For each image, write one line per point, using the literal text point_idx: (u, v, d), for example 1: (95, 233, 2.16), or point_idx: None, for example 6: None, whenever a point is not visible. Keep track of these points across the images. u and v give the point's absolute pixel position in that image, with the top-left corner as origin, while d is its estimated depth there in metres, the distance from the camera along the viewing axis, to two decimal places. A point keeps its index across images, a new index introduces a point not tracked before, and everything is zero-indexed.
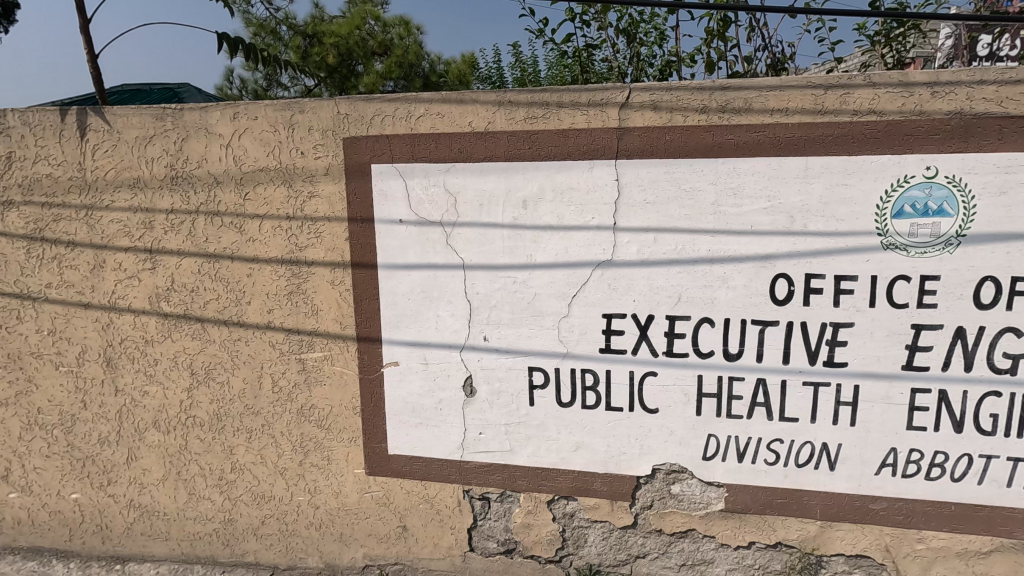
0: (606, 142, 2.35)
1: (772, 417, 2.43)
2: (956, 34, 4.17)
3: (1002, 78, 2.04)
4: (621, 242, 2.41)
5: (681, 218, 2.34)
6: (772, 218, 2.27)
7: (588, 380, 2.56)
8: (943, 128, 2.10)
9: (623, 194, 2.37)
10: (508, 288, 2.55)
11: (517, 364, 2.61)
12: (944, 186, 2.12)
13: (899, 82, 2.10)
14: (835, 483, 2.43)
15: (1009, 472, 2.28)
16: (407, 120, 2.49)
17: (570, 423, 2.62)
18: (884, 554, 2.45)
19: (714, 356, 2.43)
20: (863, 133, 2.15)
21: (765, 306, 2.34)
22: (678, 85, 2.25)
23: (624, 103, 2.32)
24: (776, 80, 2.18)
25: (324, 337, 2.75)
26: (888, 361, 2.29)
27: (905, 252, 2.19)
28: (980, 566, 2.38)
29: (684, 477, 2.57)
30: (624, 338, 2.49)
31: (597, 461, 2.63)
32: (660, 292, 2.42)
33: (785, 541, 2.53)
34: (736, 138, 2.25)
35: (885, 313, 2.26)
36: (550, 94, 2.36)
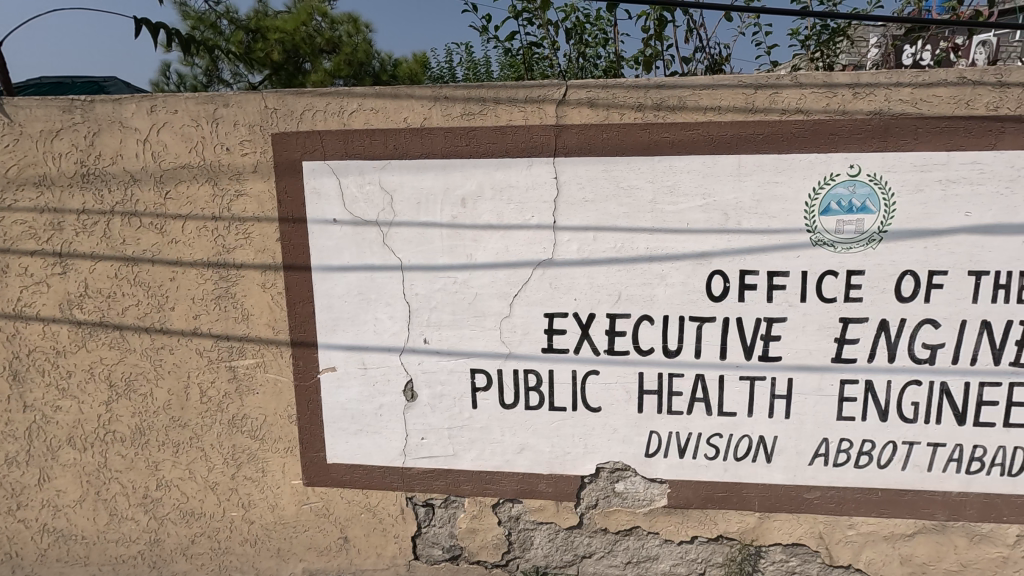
0: (545, 140, 2.33)
1: (711, 412, 2.47)
2: (882, 42, 4.40)
3: (917, 80, 2.13)
4: (561, 240, 2.39)
5: (620, 216, 2.35)
6: (708, 215, 2.30)
7: (531, 381, 2.53)
8: (865, 127, 2.17)
9: (562, 192, 2.35)
10: (448, 288, 2.49)
11: (458, 367, 2.56)
12: (867, 183, 2.20)
13: (823, 83, 2.17)
14: (772, 474, 2.48)
15: (930, 457, 2.38)
16: (339, 115, 2.40)
17: (514, 425, 2.59)
18: (818, 541, 2.52)
19: (654, 353, 2.44)
20: (791, 132, 2.21)
21: (702, 303, 2.37)
22: (614, 82, 2.25)
23: (561, 100, 2.29)
24: (709, 79, 2.21)
25: (256, 343, 2.62)
26: (819, 354, 2.36)
27: (832, 247, 2.26)
28: (906, 549, 2.48)
29: (628, 475, 2.58)
30: (566, 338, 2.47)
31: (542, 463, 2.61)
32: (601, 290, 2.41)
33: (726, 533, 2.57)
34: (672, 136, 2.26)
35: (815, 307, 2.32)
36: (487, 91, 2.32)
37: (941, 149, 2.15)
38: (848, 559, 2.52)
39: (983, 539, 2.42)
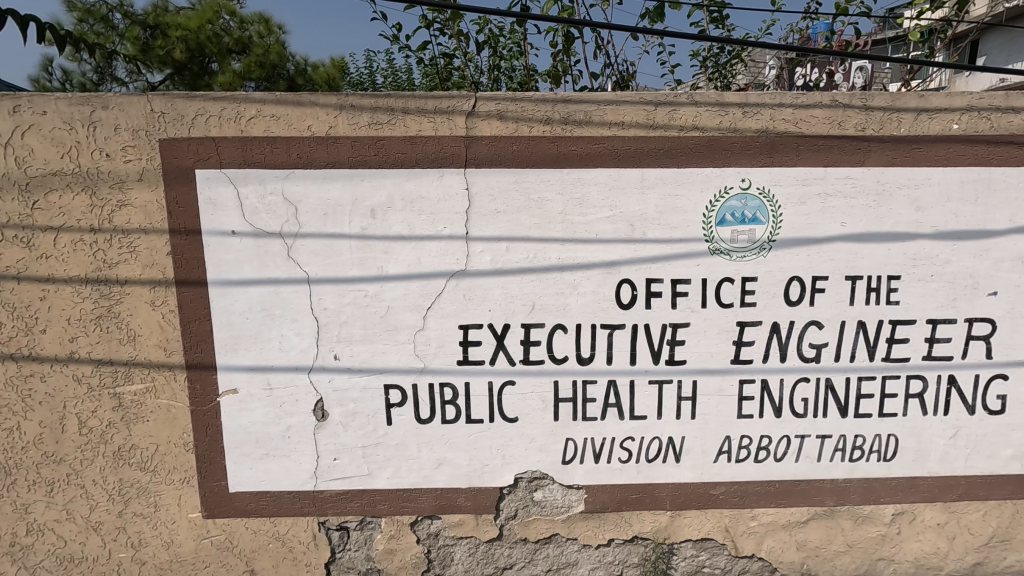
0: (455, 150, 2.31)
1: (623, 417, 2.54)
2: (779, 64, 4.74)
3: (797, 102, 2.32)
4: (474, 251, 2.38)
5: (531, 227, 2.37)
6: (615, 226, 2.38)
7: (447, 394, 2.49)
8: (753, 144, 2.33)
9: (474, 203, 2.35)
10: (358, 302, 2.40)
11: (371, 383, 2.47)
12: (757, 196, 2.37)
13: (716, 102, 2.31)
14: (681, 474, 2.59)
15: (819, 448, 2.58)
16: (236, 121, 2.26)
17: (431, 440, 2.53)
18: (724, 534, 2.65)
19: (568, 361, 2.48)
20: (689, 147, 2.33)
21: (612, 311, 2.44)
22: (523, 96, 2.28)
23: (471, 112, 2.29)
24: (613, 95, 2.29)
25: (144, 366, 2.40)
26: (720, 357, 2.49)
27: (728, 256, 2.41)
28: (801, 534, 2.67)
29: (546, 483, 2.60)
30: (481, 349, 2.46)
31: (460, 476, 2.57)
32: (515, 301, 2.43)
33: (640, 534, 2.65)
34: (579, 149, 2.32)
35: (715, 312, 2.46)
36: (395, 100, 2.27)
37: (819, 165, 2.35)
38: (752, 548, 2.68)
39: (865, 520, 2.65)
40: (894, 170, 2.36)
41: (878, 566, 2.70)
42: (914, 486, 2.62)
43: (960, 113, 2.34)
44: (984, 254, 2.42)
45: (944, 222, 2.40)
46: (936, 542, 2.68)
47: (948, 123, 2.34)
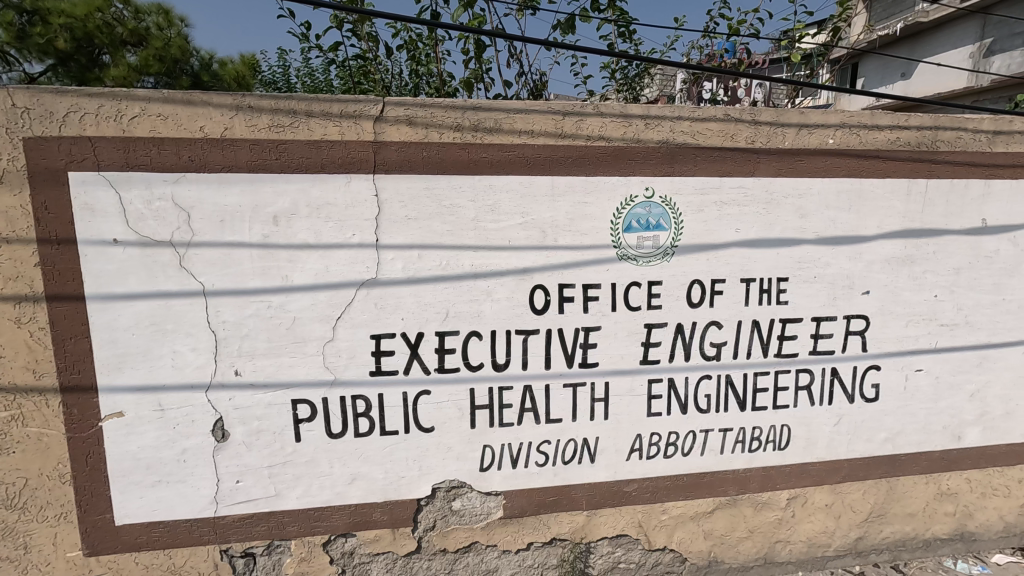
0: (363, 155, 2.25)
1: (539, 421, 2.57)
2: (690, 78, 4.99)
3: (694, 115, 2.46)
4: (385, 259, 2.33)
5: (444, 234, 2.35)
6: (527, 232, 2.41)
7: (359, 406, 2.41)
8: (656, 154, 2.45)
9: (384, 209, 2.30)
10: (261, 313, 2.27)
11: (277, 398, 2.35)
12: (660, 204, 2.48)
13: (620, 113, 2.40)
14: (596, 473, 2.66)
15: (722, 441, 2.74)
16: (116, 120, 2.07)
17: (343, 455, 2.44)
18: (638, 529, 2.75)
19: (484, 368, 2.48)
20: (596, 156, 2.41)
21: (526, 316, 2.47)
22: (432, 102, 2.26)
23: (379, 116, 2.24)
24: (521, 103, 2.32)
25: (9, 392, 2.15)
26: (630, 358, 2.59)
27: (635, 261, 2.50)
28: (707, 524, 2.81)
29: (464, 491, 2.58)
30: (395, 359, 2.41)
31: (375, 491, 2.49)
32: (428, 309, 2.39)
33: (558, 535, 2.69)
34: (490, 156, 2.34)
35: (624, 316, 2.55)
36: (297, 102, 2.18)
37: (715, 175, 2.50)
38: (663, 541, 2.79)
39: (764, 506, 2.84)
40: (781, 180, 2.56)
41: (776, 548, 2.91)
42: (805, 472, 2.84)
43: (834, 129, 2.58)
44: (858, 257, 2.68)
45: (824, 228, 2.63)
46: (825, 522, 2.92)
47: (825, 138, 2.57)
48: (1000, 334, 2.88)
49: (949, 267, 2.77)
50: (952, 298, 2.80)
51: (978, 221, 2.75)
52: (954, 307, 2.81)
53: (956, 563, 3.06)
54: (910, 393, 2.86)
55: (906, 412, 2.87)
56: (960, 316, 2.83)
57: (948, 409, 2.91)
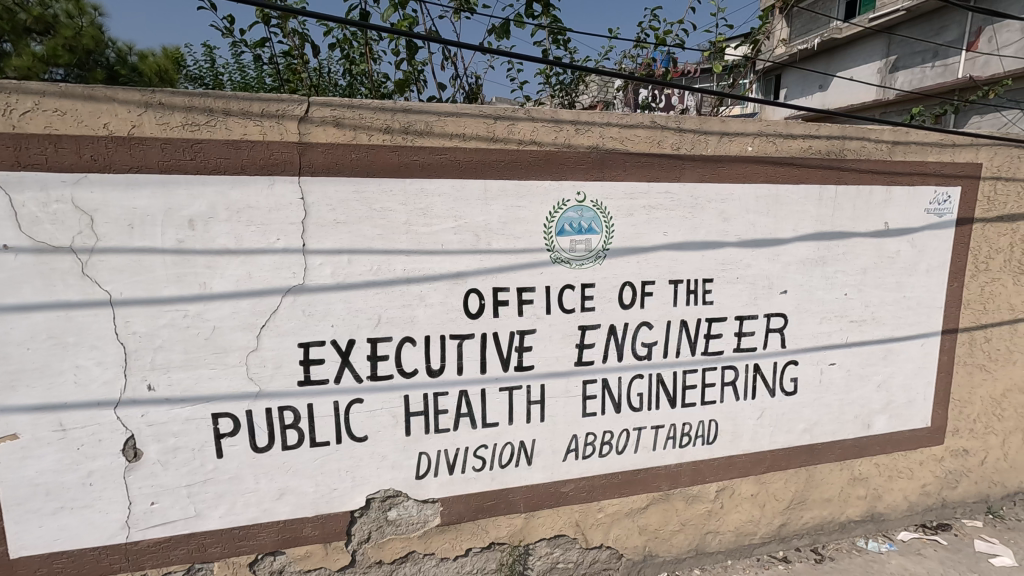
0: (287, 157, 2.16)
1: (475, 425, 2.55)
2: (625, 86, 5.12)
3: (622, 122, 2.52)
4: (312, 264, 2.24)
5: (374, 238, 2.30)
6: (460, 236, 2.39)
7: (287, 418, 2.31)
8: (587, 159, 2.50)
9: (311, 213, 2.22)
10: (176, 323, 2.14)
11: (196, 413, 2.21)
12: (592, 208, 2.53)
13: (551, 119, 2.43)
14: (533, 475, 2.67)
15: (654, 438, 2.82)
16: (5, 115, 1.90)
17: (270, 469, 2.33)
18: (575, 528, 2.78)
19: (418, 374, 2.44)
20: (528, 160, 2.43)
21: (460, 321, 2.45)
22: (360, 103, 2.21)
23: (303, 117, 2.17)
24: (452, 106, 2.31)
25: None
26: (564, 360, 2.62)
27: (568, 264, 2.54)
28: (642, 519, 2.88)
29: (400, 500, 2.53)
30: (325, 367, 2.32)
31: (305, 505, 2.40)
32: (359, 315, 2.33)
33: (497, 539, 2.68)
34: (422, 159, 2.31)
35: (558, 318, 2.57)
36: (213, 100, 2.07)
37: (644, 180, 2.58)
38: (600, 539, 2.84)
39: (695, 499, 2.95)
40: (705, 186, 2.67)
41: (707, 539, 3.02)
42: (732, 464, 2.97)
43: (753, 137, 2.71)
44: (776, 258, 2.83)
45: (745, 231, 2.76)
46: (751, 511, 3.07)
47: (745, 146, 2.70)
48: (902, 328, 3.13)
49: (856, 267, 2.98)
50: (860, 296, 3.01)
51: (881, 224, 2.98)
52: (861, 304, 3.03)
53: (867, 542, 3.29)
54: (825, 385, 3.05)
55: (822, 404, 3.06)
56: (867, 312, 3.05)
57: (859, 399, 3.12)
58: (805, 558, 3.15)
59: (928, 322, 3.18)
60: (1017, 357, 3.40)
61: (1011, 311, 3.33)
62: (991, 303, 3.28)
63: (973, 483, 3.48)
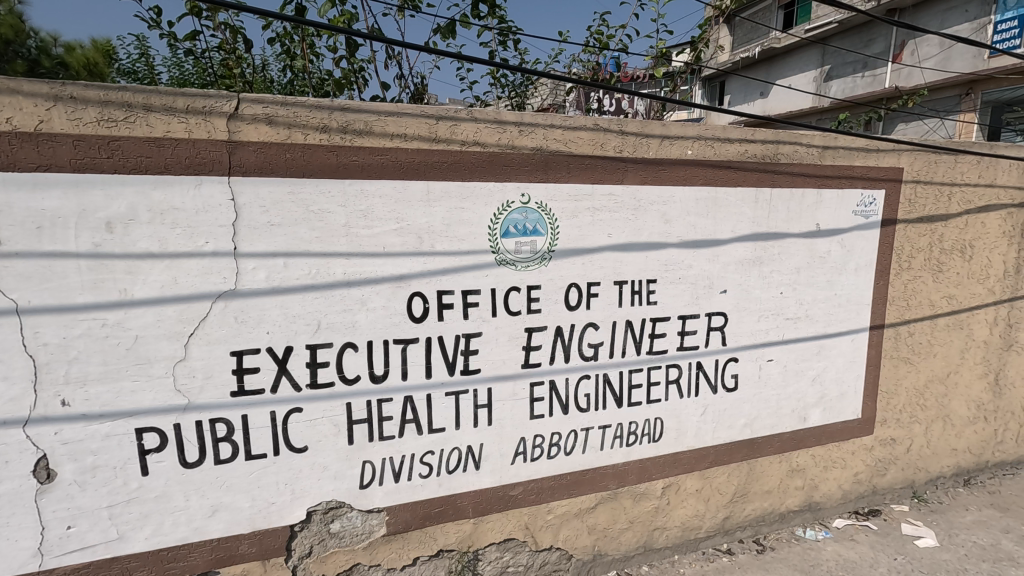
0: (215, 156, 2.06)
1: (421, 431, 2.50)
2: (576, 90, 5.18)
3: (565, 124, 2.53)
4: (245, 268, 2.14)
5: (311, 241, 2.22)
6: (402, 239, 2.34)
7: (219, 431, 2.19)
8: (530, 161, 2.49)
9: (242, 215, 2.12)
10: (93, 333, 1.99)
11: (117, 429, 2.07)
12: (536, 210, 2.53)
13: (494, 119, 2.42)
14: (481, 480, 2.64)
15: (601, 438, 2.84)
16: None
17: (201, 485, 2.21)
18: (524, 531, 2.77)
19: (360, 380, 2.36)
20: (471, 161, 2.40)
21: (404, 325, 2.39)
22: (294, 100, 2.13)
23: (232, 114, 2.07)
24: (392, 106, 2.26)
25: None
26: (511, 362, 2.60)
27: (514, 266, 2.52)
28: (591, 519, 2.90)
29: (343, 511, 2.45)
30: (260, 376, 2.22)
31: (241, 521, 2.28)
32: (297, 321, 2.24)
33: (445, 546, 2.63)
34: (361, 160, 2.25)
35: (504, 321, 2.56)
36: (132, 95, 1.94)
37: (588, 182, 2.60)
38: (550, 540, 2.84)
39: (641, 497, 2.99)
40: (647, 188, 2.71)
41: (654, 535, 3.07)
42: (677, 461, 3.03)
43: (693, 141, 2.77)
44: (715, 259, 2.91)
45: (685, 233, 2.82)
46: (696, 506, 3.14)
47: (684, 149, 2.77)
48: (834, 325, 3.28)
49: (791, 267, 3.10)
50: (795, 294, 3.14)
51: (812, 225, 3.11)
52: (796, 302, 3.15)
53: (805, 531, 3.42)
54: (764, 381, 3.15)
55: (761, 399, 3.16)
56: (801, 310, 3.18)
57: (795, 394, 3.25)
58: (748, 549, 3.25)
59: (857, 318, 3.34)
60: (937, 350, 3.63)
61: (931, 307, 3.54)
62: (914, 299, 3.48)
63: (900, 470, 3.68)
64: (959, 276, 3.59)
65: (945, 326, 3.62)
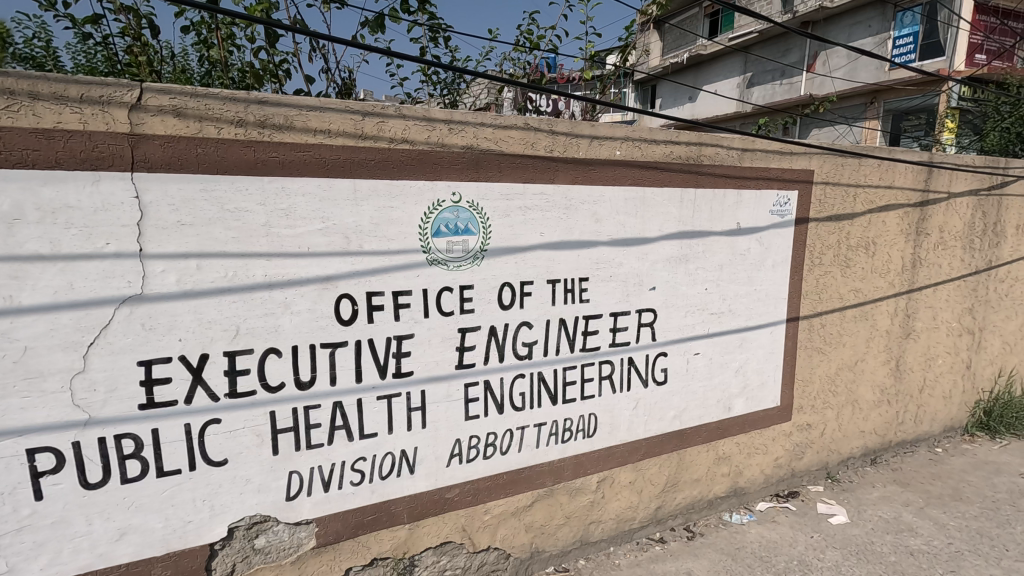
0: (115, 150, 1.90)
1: (352, 438, 2.42)
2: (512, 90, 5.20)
3: (496, 123, 2.53)
4: (152, 271, 1.99)
5: (227, 241, 2.09)
6: (328, 239, 2.25)
7: (126, 447, 2.02)
8: (461, 160, 2.47)
9: (148, 214, 1.96)
10: None
11: (4, 450, 1.86)
12: (468, 209, 2.51)
13: (423, 117, 2.38)
14: (416, 484, 2.59)
15: (537, 436, 2.85)
16: None
17: (106, 508, 2.03)
18: (461, 534, 2.74)
19: (285, 387, 2.26)
20: (400, 159, 2.35)
21: (332, 328, 2.31)
22: (205, 92, 2.01)
23: (134, 105, 1.92)
24: (315, 100, 2.18)
25: None
26: (444, 363, 2.57)
27: (445, 266, 2.49)
28: (528, 517, 2.91)
29: (269, 526, 2.33)
30: (172, 387, 2.07)
31: (153, 543, 2.13)
32: (213, 327, 2.11)
33: (379, 555, 2.57)
34: (281, 156, 2.14)
35: (437, 322, 2.52)
36: (15, 81, 1.76)
37: (519, 181, 2.60)
38: (487, 541, 2.82)
39: (577, 492, 3.03)
40: (577, 188, 2.75)
41: (591, 529, 3.12)
42: (611, 455, 3.09)
43: (621, 142, 2.84)
44: (644, 257, 3.00)
45: (615, 231, 2.89)
46: (630, 497, 3.22)
47: (613, 150, 2.83)
48: (754, 318, 3.45)
49: (714, 264, 3.24)
50: (718, 290, 3.28)
51: (733, 224, 3.26)
52: (719, 297, 3.30)
53: (732, 516, 3.59)
54: (691, 373, 3.28)
55: (689, 391, 3.29)
56: (724, 305, 3.33)
57: (720, 384, 3.40)
58: (679, 536, 3.37)
59: (775, 311, 3.54)
60: (846, 340, 3.90)
61: (841, 300, 3.81)
62: (825, 293, 3.73)
63: (815, 453, 3.94)
64: (864, 270, 3.88)
65: (853, 317, 3.90)
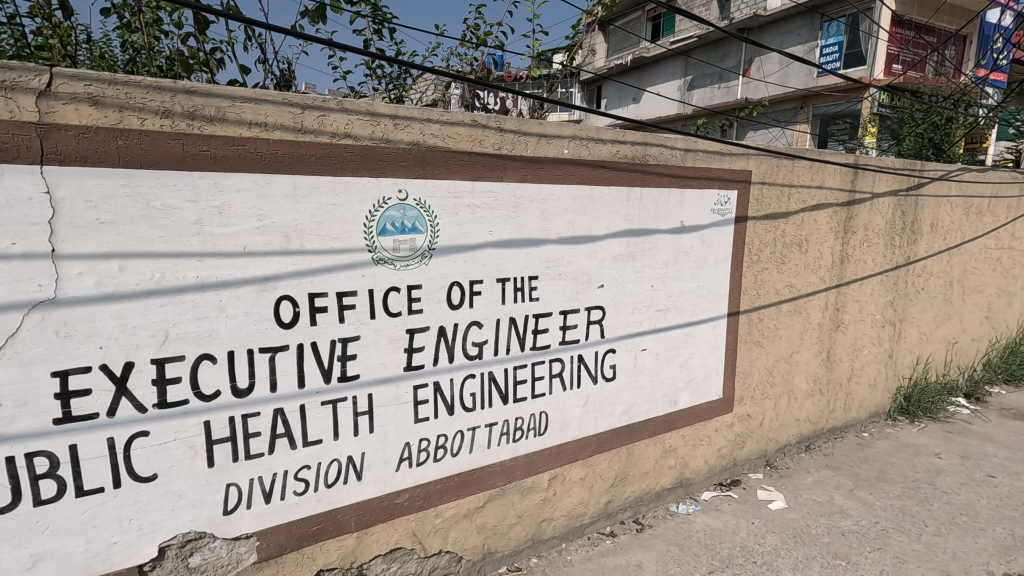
0: (21, 141, 1.73)
1: (295, 446, 2.31)
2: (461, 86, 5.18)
3: (442, 119, 2.48)
4: (67, 273, 1.82)
5: (154, 241, 1.95)
6: (266, 238, 2.14)
7: (40, 466, 1.85)
8: (407, 156, 2.40)
9: (61, 211, 1.79)
10: None
11: None
12: (414, 207, 2.45)
13: (366, 112, 2.31)
14: (364, 491, 2.51)
15: (488, 436, 2.83)
16: None
17: (16, 533, 1.85)
18: (412, 539, 2.69)
19: (221, 395, 2.13)
20: (343, 155, 2.26)
21: (271, 332, 2.19)
22: (125, 79, 1.86)
23: (43, 91, 1.75)
24: (250, 91, 2.07)
25: None
26: (392, 366, 2.50)
27: (392, 265, 2.42)
28: (479, 518, 2.88)
29: (205, 542, 2.19)
30: (93, 399, 1.91)
31: (73, 569, 1.96)
32: (139, 332, 1.96)
33: (326, 565, 2.47)
34: (212, 150, 2.01)
35: (384, 323, 2.44)
36: None
37: (468, 179, 2.56)
38: (438, 545, 2.78)
39: (529, 490, 3.03)
40: (526, 186, 2.74)
41: (543, 527, 3.13)
42: (562, 452, 3.11)
43: (568, 140, 2.85)
44: (592, 255, 3.03)
45: (564, 230, 2.90)
46: (581, 493, 3.25)
47: (561, 148, 2.83)
48: (697, 314, 3.56)
49: (660, 262, 3.31)
50: (663, 287, 3.36)
51: (677, 222, 3.34)
52: (664, 294, 3.37)
53: (678, 506, 3.69)
54: (639, 369, 3.34)
55: (637, 386, 3.35)
56: (670, 301, 3.41)
57: (666, 379, 3.49)
58: (628, 529, 3.43)
59: (716, 307, 3.66)
60: (782, 333, 4.08)
61: (777, 295, 3.99)
62: (763, 288, 3.89)
63: (755, 442, 4.11)
64: (798, 267, 4.07)
65: (788, 311, 4.09)
